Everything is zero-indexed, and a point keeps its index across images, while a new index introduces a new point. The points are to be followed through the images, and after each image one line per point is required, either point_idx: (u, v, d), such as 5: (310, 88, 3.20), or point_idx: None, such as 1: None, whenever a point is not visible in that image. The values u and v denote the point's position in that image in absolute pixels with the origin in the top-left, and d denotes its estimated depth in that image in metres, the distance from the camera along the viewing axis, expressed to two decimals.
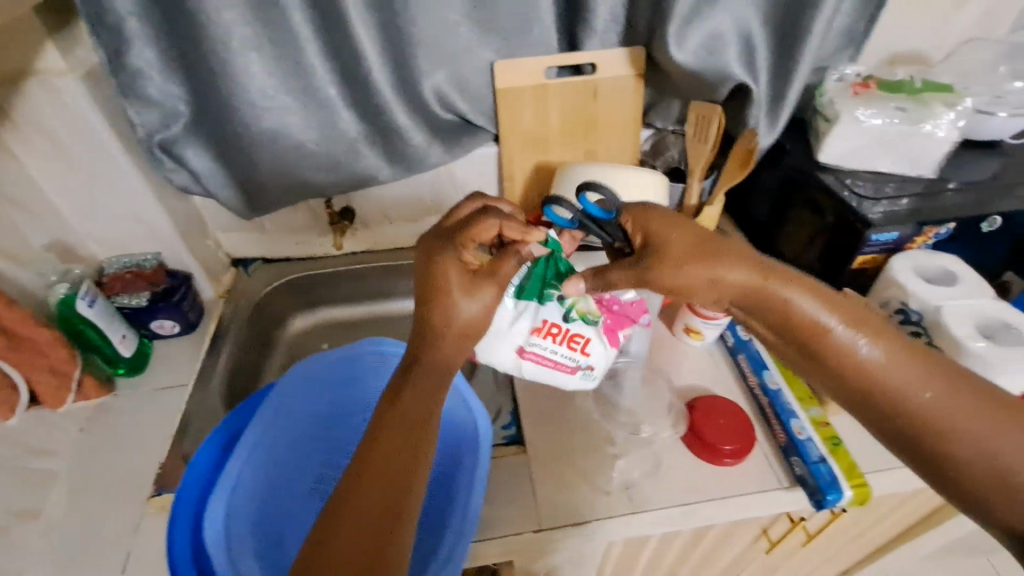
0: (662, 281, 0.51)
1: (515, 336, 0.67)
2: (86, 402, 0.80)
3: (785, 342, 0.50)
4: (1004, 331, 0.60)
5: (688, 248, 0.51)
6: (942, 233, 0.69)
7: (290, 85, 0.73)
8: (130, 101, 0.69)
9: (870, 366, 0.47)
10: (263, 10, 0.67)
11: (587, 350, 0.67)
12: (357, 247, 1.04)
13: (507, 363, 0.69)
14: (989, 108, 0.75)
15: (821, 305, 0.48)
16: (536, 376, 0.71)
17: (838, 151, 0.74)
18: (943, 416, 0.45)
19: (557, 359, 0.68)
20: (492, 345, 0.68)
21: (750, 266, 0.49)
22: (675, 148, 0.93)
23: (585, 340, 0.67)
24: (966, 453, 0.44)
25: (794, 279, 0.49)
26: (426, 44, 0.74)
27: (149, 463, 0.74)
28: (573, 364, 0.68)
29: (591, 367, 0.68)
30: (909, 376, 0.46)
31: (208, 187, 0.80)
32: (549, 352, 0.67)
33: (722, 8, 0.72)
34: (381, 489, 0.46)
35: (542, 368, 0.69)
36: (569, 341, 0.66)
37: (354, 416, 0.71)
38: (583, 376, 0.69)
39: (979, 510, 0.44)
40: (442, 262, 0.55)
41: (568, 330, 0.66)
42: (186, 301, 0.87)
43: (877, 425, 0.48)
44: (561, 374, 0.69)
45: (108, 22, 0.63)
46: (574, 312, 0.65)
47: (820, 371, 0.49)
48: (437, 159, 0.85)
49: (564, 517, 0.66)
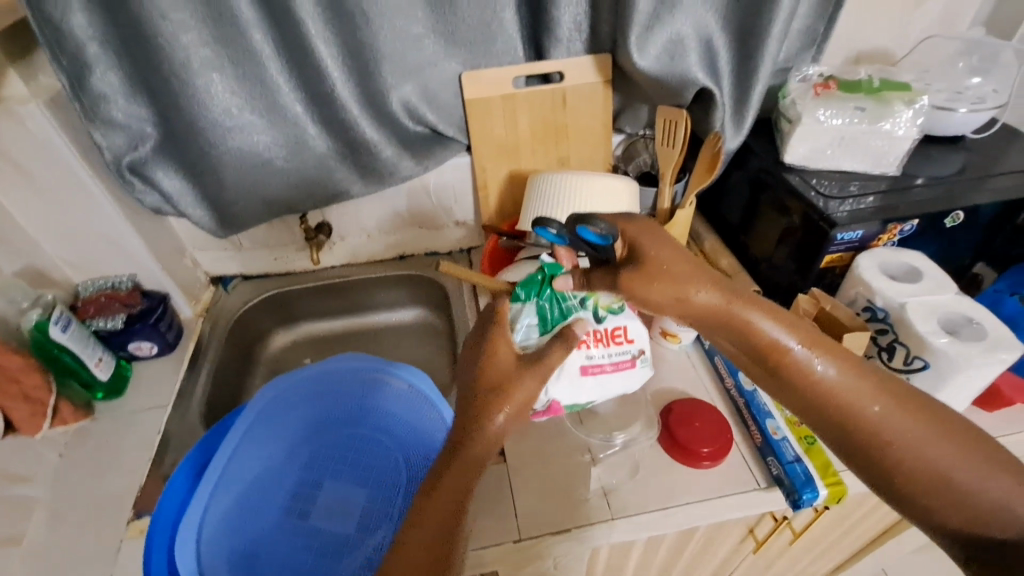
0: (634, 295, 0.50)
1: (570, 366, 0.67)
2: (64, 428, 0.79)
3: (746, 359, 0.50)
4: (966, 326, 0.60)
5: (661, 266, 0.50)
6: (907, 229, 0.70)
7: (254, 103, 0.74)
8: (95, 125, 0.69)
9: (824, 382, 0.47)
10: (223, 32, 0.67)
11: (631, 337, 0.68)
12: (336, 261, 1.04)
13: (581, 394, 0.68)
14: (950, 104, 0.76)
15: (779, 325, 0.48)
16: (608, 393, 0.70)
17: (802, 152, 0.75)
18: (894, 431, 0.45)
19: (614, 360, 0.68)
20: (559, 385, 0.67)
21: (715, 286, 0.49)
22: (646, 152, 0.93)
23: (624, 329, 0.68)
24: (916, 470, 0.44)
25: (754, 301, 0.49)
26: (391, 58, 0.75)
27: (128, 487, 0.74)
28: (629, 357, 0.68)
29: (643, 350, 0.69)
30: (863, 394, 0.46)
31: (180, 207, 0.80)
32: (607, 358, 0.68)
33: (682, 13, 0.73)
34: (433, 528, 0.46)
35: (609, 377, 0.68)
36: (613, 338, 0.68)
37: (336, 429, 0.71)
38: (643, 365, 0.70)
39: (924, 517, 0.44)
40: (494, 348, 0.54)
41: (607, 329, 0.68)
42: (163, 322, 0.87)
43: (831, 441, 0.48)
44: (627, 375, 0.69)
45: (69, 48, 0.63)
46: (602, 309, 0.67)
47: (778, 386, 0.49)
48: (409, 171, 0.86)
49: (544, 526, 0.66)
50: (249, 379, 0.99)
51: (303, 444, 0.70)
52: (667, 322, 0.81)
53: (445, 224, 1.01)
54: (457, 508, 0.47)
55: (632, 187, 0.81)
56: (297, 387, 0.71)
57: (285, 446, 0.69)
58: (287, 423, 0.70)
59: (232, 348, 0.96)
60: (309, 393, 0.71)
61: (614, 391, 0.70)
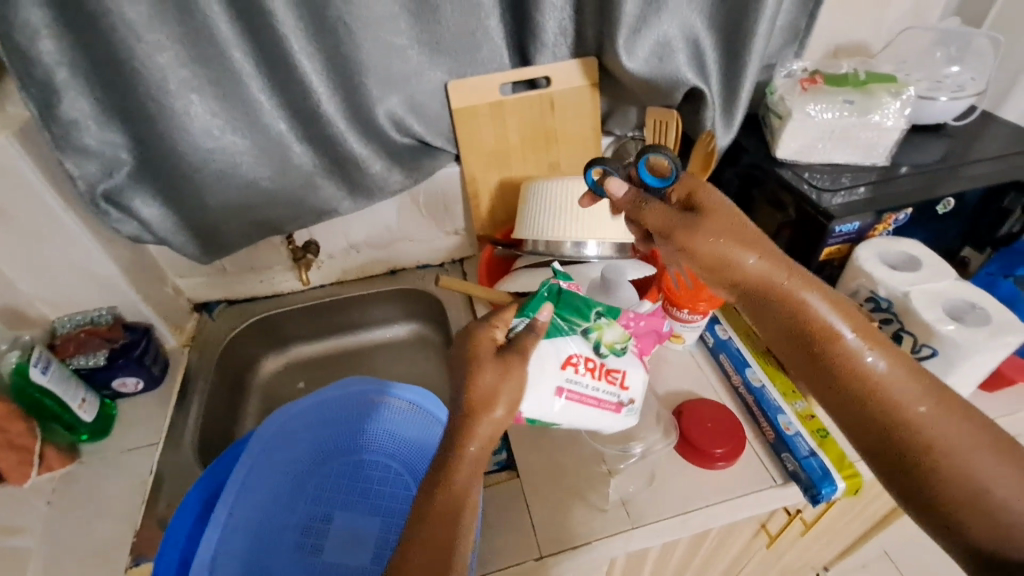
0: (691, 248, 0.49)
1: (549, 377, 0.55)
2: (51, 474, 0.76)
3: (795, 343, 0.50)
4: (970, 311, 0.61)
5: (727, 229, 0.49)
6: (901, 219, 0.71)
7: (235, 123, 0.71)
8: (66, 154, 0.65)
9: (872, 374, 0.47)
10: (202, 51, 0.65)
11: (627, 384, 0.59)
12: (326, 279, 1.01)
13: (547, 414, 0.56)
14: (932, 93, 0.77)
15: (836, 313, 0.48)
16: (573, 424, 0.59)
17: (794, 146, 0.75)
18: (937, 434, 0.45)
19: (599, 397, 0.58)
20: (529, 391, 0.55)
21: (780, 264, 0.49)
22: (637, 153, 0.92)
23: (623, 373, 0.59)
24: (949, 475, 0.44)
25: (816, 284, 0.49)
26: (375, 71, 0.73)
27: (122, 534, 0.70)
28: (616, 401, 0.59)
29: (633, 400, 0.60)
30: (908, 393, 0.46)
31: (160, 235, 0.77)
32: (591, 391, 0.58)
33: (669, 15, 0.73)
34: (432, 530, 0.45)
35: (584, 411, 0.58)
36: (607, 375, 0.58)
37: (343, 455, 0.70)
38: (626, 415, 0.61)
39: (952, 524, 0.44)
40: (477, 335, 0.52)
41: (604, 364, 0.58)
42: (148, 355, 0.83)
43: (867, 435, 0.48)
44: (603, 417, 0.59)
45: (36, 75, 0.59)
46: (604, 344, 0.58)
47: (823, 373, 0.49)
48: (399, 185, 0.84)
49: (563, 541, 0.64)
50: (242, 407, 0.96)
51: (315, 467, 0.68)
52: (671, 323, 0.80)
53: (436, 235, 0.99)
54: (457, 501, 0.46)
55: None
56: (312, 409, 0.68)
57: (298, 470, 0.67)
58: (300, 445, 0.68)
59: (222, 377, 0.93)
60: (323, 414, 0.69)
61: (580, 426, 0.59)
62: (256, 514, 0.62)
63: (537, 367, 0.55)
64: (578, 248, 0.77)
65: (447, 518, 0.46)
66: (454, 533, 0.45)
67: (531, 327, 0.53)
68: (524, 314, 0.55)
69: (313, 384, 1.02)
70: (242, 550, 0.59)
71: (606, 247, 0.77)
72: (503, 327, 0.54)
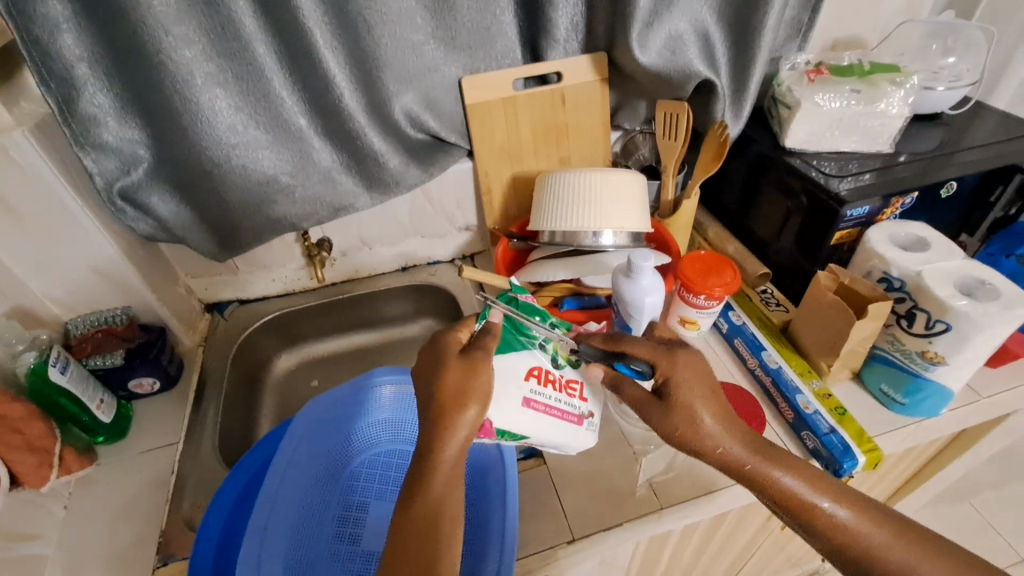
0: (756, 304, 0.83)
1: (514, 388, 0.54)
2: (68, 477, 0.73)
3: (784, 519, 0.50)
4: (980, 287, 0.63)
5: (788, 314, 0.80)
6: (907, 202, 0.74)
7: (257, 119, 0.71)
8: (85, 150, 0.65)
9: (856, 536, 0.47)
10: (225, 46, 0.65)
11: (585, 396, 0.59)
12: (338, 277, 1.01)
13: (515, 426, 0.53)
14: (930, 83, 0.81)
15: (798, 479, 0.49)
16: (540, 440, 0.55)
17: (802, 136, 0.78)
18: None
19: (561, 409, 0.56)
20: (496, 402, 0.52)
21: (739, 440, 0.51)
22: (645, 147, 0.96)
23: (581, 385, 0.59)
24: None
25: (776, 458, 0.50)
26: (393, 66, 0.73)
27: (146, 534, 0.69)
28: (578, 413, 0.57)
29: (592, 412, 0.59)
30: (887, 541, 0.47)
31: (176, 231, 0.77)
32: (554, 402, 0.56)
33: (679, 10, 0.75)
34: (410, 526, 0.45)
35: (548, 424, 0.55)
36: (567, 388, 0.57)
37: (382, 442, 0.72)
38: (587, 430, 0.58)
39: None
40: (444, 340, 0.53)
41: (562, 376, 0.58)
42: (164, 355, 0.82)
43: None
44: (567, 432, 0.56)
45: (56, 69, 0.59)
46: (561, 356, 0.59)
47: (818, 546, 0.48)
48: (415, 180, 0.85)
49: (595, 523, 0.65)
50: (256, 407, 0.95)
51: (353, 457, 0.70)
52: (684, 309, 0.77)
53: (448, 231, 1.00)
54: (438, 487, 0.46)
55: (642, 181, 0.81)
56: (334, 403, 0.70)
57: (337, 465, 0.69)
58: (333, 439, 0.70)
59: (236, 377, 0.92)
60: (349, 407, 0.71)
61: (544, 443, 0.55)
62: (291, 510, 0.63)
63: (500, 378, 0.54)
64: (595, 238, 0.78)
65: (426, 517, 0.45)
66: (438, 521, 0.45)
67: (489, 327, 0.54)
68: (483, 318, 0.56)
69: (327, 383, 1.02)
70: (283, 545, 0.60)
71: (623, 236, 0.78)
72: (467, 331, 0.54)
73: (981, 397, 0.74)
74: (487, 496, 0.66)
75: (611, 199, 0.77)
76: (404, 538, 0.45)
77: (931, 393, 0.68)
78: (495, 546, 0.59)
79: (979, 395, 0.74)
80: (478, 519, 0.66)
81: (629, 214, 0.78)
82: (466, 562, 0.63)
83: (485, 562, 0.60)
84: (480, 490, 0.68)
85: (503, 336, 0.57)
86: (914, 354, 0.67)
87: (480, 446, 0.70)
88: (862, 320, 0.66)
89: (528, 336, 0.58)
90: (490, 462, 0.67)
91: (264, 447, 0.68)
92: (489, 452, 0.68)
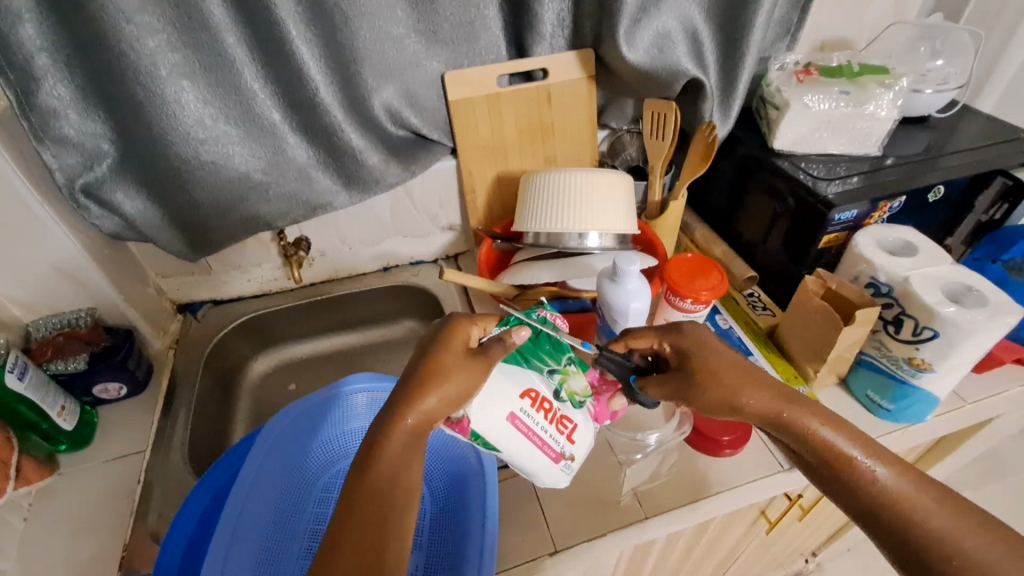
0: (739, 309, 0.83)
1: (507, 399, 0.50)
2: (28, 488, 0.69)
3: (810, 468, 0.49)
4: (967, 293, 0.63)
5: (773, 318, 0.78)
6: (894, 207, 0.73)
7: (228, 113, 0.68)
8: (45, 144, 0.62)
9: (881, 489, 0.45)
10: (192, 36, 0.62)
11: (574, 437, 0.54)
12: (317, 278, 0.98)
13: (489, 434, 0.49)
14: (919, 85, 0.80)
15: (833, 431, 0.48)
16: (508, 456, 0.51)
17: (790, 137, 0.77)
18: (952, 543, 0.42)
19: (544, 439, 0.52)
20: (483, 401, 0.49)
21: (770, 393, 0.50)
22: (633, 147, 0.95)
23: (574, 425, 0.54)
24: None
25: (809, 407, 0.49)
26: (372, 61, 0.71)
27: (109, 548, 0.65)
28: (558, 450, 0.53)
29: (573, 457, 0.55)
30: (920, 504, 0.44)
31: (143, 230, 0.74)
32: (540, 430, 0.51)
33: (667, 7, 0.73)
34: (372, 529, 0.42)
35: (525, 447, 0.51)
36: (558, 422, 0.53)
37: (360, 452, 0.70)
38: (562, 470, 0.55)
39: None
40: (454, 322, 0.52)
41: (558, 410, 0.52)
42: (132, 359, 0.78)
43: (884, 544, 0.45)
44: (540, 463, 0.53)
45: (14, 60, 0.56)
46: (566, 391, 0.53)
47: (839, 496, 0.47)
48: (396, 179, 0.82)
49: (576, 536, 0.63)
50: (229, 411, 0.92)
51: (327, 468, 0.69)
52: (670, 314, 0.73)
53: (431, 231, 0.98)
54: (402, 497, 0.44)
55: (627, 182, 0.79)
56: (312, 411, 0.68)
57: (308, 474, 0.67)
58: (304, 452, 0.68)
59: (209, 380, 0.89)
60: (320, 417, 0.68)
61: (514, 462, 0.52)
62: (258, 523, 0.61)
63: (496, 386, 0.49)
64: (580, 240, 0.76)
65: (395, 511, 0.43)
66: (401, 521, 0.43)
67: (503, 339, 0.51)
68: (504, 325, 0.54)
69: (305, 387, 0.99)
70: (248, 557, 0.58)
71: (607, 238, 0.76)
72: (482, 329, 0.53)
73: (967, 403, 0.73)
74: (466, 504, 0.64)
75: (598, 201, 0.76)
76: (362, 541, 0.42)
77: (917, 399, 0.67)
78: (473, 559, 0.58)
79: (964, 400, 0.74)
80: (456, 534, 0.63)
81: (618, 214, 0.76)
82: (443, 568, 0.62)
83: (462, 571, 0.58)
84: (458, 498, 0.66)
85: (512, 355, 0.52)
86: (901, 360, 0.66)
87: (459, 448, 0.68)
88: (848, 326, 0.65)
89: (535, 359, 0.53)
90: (470, 472, 0.66)
91: (233, 458, 0.65)
92: (468, 460, 0.66)
